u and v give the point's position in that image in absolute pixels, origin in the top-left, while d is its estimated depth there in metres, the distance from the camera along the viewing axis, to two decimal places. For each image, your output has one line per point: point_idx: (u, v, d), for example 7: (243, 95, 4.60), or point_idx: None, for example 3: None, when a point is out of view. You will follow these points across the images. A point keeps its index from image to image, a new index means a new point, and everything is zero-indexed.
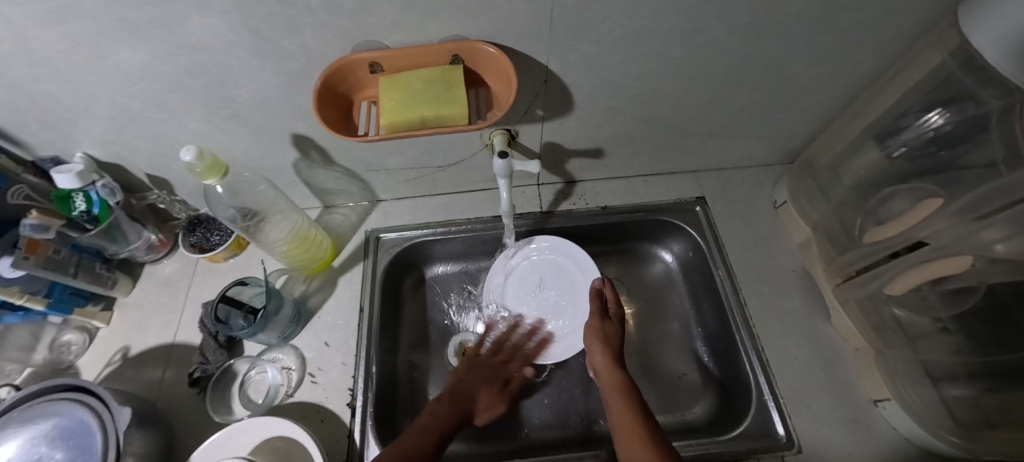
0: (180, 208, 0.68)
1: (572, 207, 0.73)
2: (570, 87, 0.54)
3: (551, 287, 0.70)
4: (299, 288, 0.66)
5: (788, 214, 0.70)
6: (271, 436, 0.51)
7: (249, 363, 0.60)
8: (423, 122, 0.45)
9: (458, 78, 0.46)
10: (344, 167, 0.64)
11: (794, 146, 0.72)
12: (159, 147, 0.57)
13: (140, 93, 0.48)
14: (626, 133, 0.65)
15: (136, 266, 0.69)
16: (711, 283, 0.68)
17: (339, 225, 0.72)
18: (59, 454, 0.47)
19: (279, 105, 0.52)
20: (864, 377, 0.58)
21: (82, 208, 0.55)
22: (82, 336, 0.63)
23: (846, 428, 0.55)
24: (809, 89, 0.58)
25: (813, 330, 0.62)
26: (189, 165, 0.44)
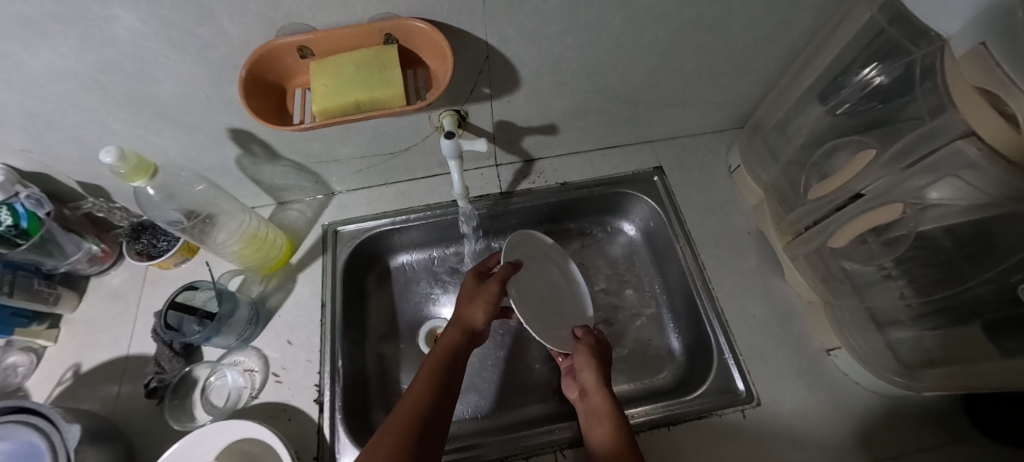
0: (121, 216, 0.64)
1: (531, 186, 0.72)
2: (514, 63, 0.53)
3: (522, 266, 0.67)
4: (256, 288, 0.64)
5: (742, 177, 0.71)
6: (239, 440, 0.51)
7: (209, 368, 0.58)
8: (359, 107, 0.44)
9: (392, 58, 0.44)
10: (291, 160, 0.62)
11: (744, 110, 0.73)
12: (86, 152, 0.54)
13: (52, 95, 0.45)
14: (578, 107, 0.64)
15: (81, 279, 0.66)
16: (671, 250, 0.69)
17: (294, 221, 0.70)
18: None
19: (209, 99, 0.49)
20: (815, 328, 0.60)
21: (9, 222, 0.52)
22: (29, 357, 0.60)
23: (800, 378, 0.58)
24: (751, 51, 0.58)
25: (768, 288, 0.64)
26: (112, 167, 0.41)
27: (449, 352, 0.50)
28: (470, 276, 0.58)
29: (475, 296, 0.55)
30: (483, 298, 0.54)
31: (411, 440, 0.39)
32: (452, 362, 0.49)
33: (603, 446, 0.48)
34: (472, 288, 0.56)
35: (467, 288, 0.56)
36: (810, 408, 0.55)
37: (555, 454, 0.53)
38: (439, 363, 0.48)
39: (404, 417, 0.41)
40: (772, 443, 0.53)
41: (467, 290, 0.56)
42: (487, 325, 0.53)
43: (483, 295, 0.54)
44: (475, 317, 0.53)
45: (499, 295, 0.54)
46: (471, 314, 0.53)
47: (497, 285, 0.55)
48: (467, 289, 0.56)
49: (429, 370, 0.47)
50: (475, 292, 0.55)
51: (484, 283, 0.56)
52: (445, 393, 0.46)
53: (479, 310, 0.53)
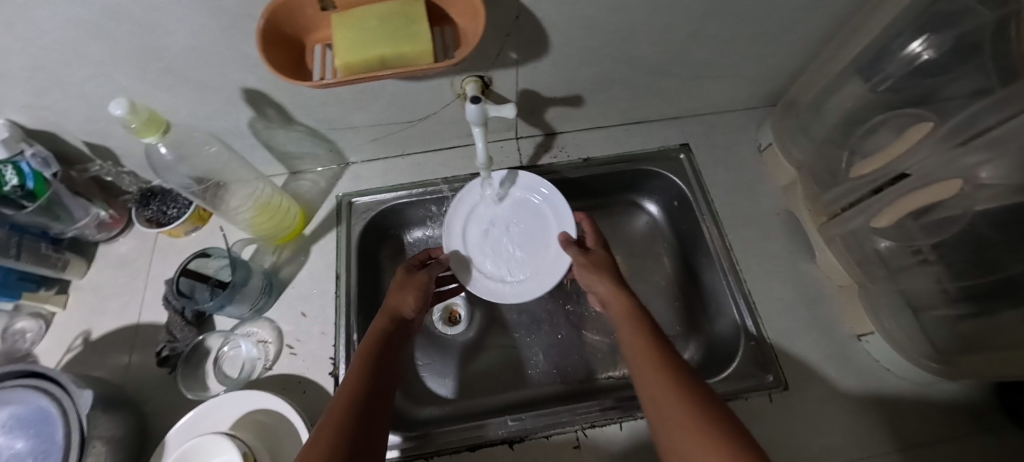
0: (129, 181, 0.63)
1: (552, 161, 0.70)
2: (545, 24, 0.49)
3: (522, 220, 0.64)
4: (269, 259, 0.62)
5: (773, 156, 0.68)
6: (254, 410, 0.50)
7: (221, 338, 0.57)
8: (383, 63, 0.41)
9: (419, 12, 0.41)
10: (305, 125, 0.59)
11: (778, 86, 0.70)
12: (93, 110, 0.51)
13: (54, 45, 0.42)
14: (607, 77, 0.61)
15: (88, 246, 0.64)
16: (696, 229, 0.67)
17: (307, 191, 0.67)
18: (19, 444, 0.44)
19: (221, 55, 0.46)
20: (846, 313, 0.58)
21: (15, 183, 0.50)
22: (37, 323, 0.58)
23: (828, 363, 0.56)
24: (796, 19, 0.55)
25: (798, 270, 0.62)
26: (122, 120, 0.39)
27: (382, 331, 0.47)
28: (404, 269, 0.56)
29: (405, 285, 0.54)
30: (411, 287, 0.53)
31: (358, 406, 0.36)
32: (388, 337, 0.47)
33: (642, 361, 0.39)
34: (400, 280, 0.54)
35: (401, 279, 0.55)
36: (838, 393, 0.54)
37: (576, 433, 0.52)
38: (377, 336, 0.46)
39: (348, 382, 0.39)
40: (799, 427, 0.52)
41: (401, 279, 0.54)
42: (414, 313, 0.52)
43: (407, 289, 0.53)
44: (403, 303, 0.51)
45: (426, 286, 0.54)
46: (399, 302, 0.51)
47: (425, 278, 0.55)
48: (399, 280, 0.54)
49: (370, 339, 0.45)
50: (403, 284, 0.54)
51: (415, 275, 0.55)
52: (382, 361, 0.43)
53: (405, 298, 0.52)
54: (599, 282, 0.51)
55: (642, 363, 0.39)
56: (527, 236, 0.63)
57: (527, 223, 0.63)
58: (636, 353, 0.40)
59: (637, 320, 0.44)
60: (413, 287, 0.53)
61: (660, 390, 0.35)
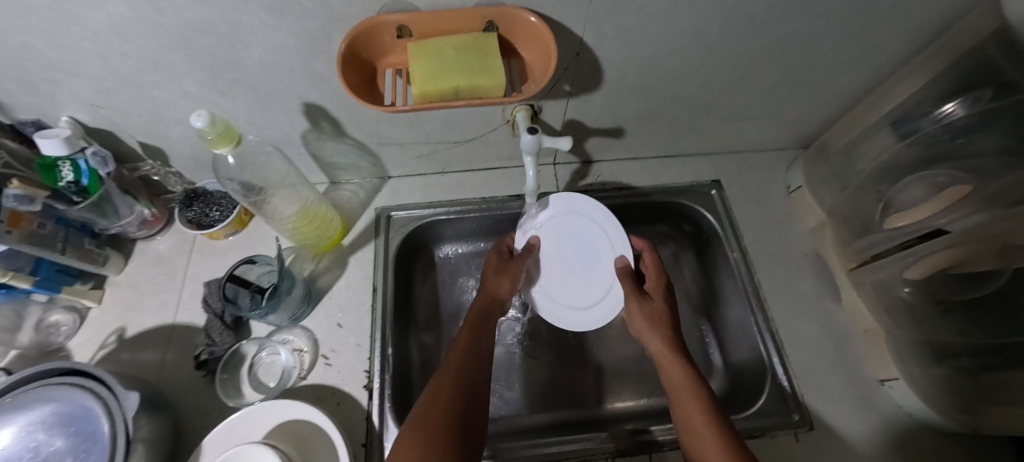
0: (175, 181, 0.64)
1: (589, 188, 0.72)
2: (602, 62, 0.52)
3: (576, 246, 0.63)
4: (307, 267, 0.63)
5: (802, 198, 0.71)
6: (288, 421, 0.50)
7: (257, 345, 0.57)
8: (457, 94, 0.42)
9: (492, 46, 0.43)
10: (356, 139, 0.60)
11: (808, 131, 0.72)
12: (156, 113, 0.52)
13: (136, 51, 0.43)
14: (650, 112, 0.63)
15: (127, 242, 0.64)
16: (725, 264, 0.69)
17: (347, 202, 0.69)
18: (60, 441, 0.44)
19: (292, 70, 0.47)
20: (870, 357, 0.60)
21: (70, 179, 0.50)
22: (72, 317, 0.58)
23: (854, 406, 0.57)
24: (837, 71, 0.58)
25: (824, 312, 0.64)
26: (200, 131, 0.40)
27: (480, 311, 0.53)
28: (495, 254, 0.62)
29: (505, 269, 0.59)
30: (507, 273, 0.59)
31: (462, 390, 0.41)
32: (487, 316, 0.53)
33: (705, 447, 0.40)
34: (495, 267, 0.59)
35: (496, 261, 0.61)
36: (862, 437, 0.55)
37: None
38: (474, 325, 0.50)
39: (454, 363, 0.44)
40: None
41: (496, 264, 0.60)
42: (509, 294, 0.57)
43: (502, 274, 0.59)
44: (502, 287, 0.57)
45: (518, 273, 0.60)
46: (496, 286, 0.57)
47: (518, 262, 0.60)
48: (495, 264, 0.60)
49: (474, 326, 0.50)
50: (499, 269, 0.59)
51: (509, 260, 0.61)
52: (479, 348, 0.47)
53: (495, 276, 0.58)
54: (651, 337, 0.54)
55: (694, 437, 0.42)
56: (582, 260, 0.63)
57: (580, 248, 0.63)
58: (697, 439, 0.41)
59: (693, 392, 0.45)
60: (506, 274, 0.59)
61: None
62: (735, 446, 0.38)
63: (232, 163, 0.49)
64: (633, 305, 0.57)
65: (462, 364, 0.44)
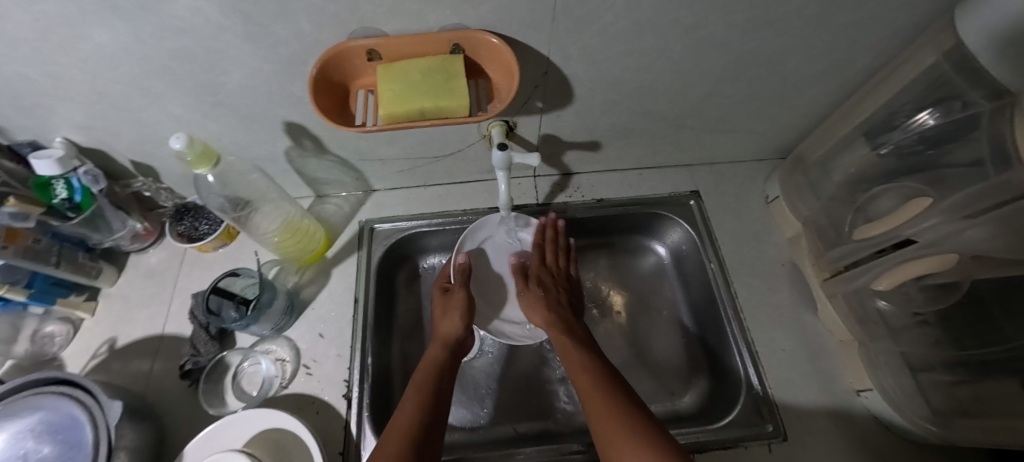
0: (167, 196, 0.66)
1: (568, 200, 0.73)
2: (571, 79, 0.53)
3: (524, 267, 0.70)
4: (292, 279, 0.65)
5: (780, 208, 0.71)
6: (267, 430, 0.51)
7: (241, 355, 0.59)
8: (423, 114, 0.44)
9: (458, 68, 0.45)
10: (337, 155, 0.62)
11: (786, 143, 0.73)
12: (145, 134, 0.54)
13: (122, 78, 0.46)
14: (625, 126, 0.64)
15: (120, 255, 0.67)
16: (703, 274, 0.69)
17: (332, 215, 0.71)
18: (47, 448, 0.46)
19: (271, 92, 0.50)
20: (846, 368, 0.60)
21: (64, 196, 0.53)
22: (66, 328, 0.61)
23: (829, 417, 0.57)
24: (806, 85, 0.58)
25: (801, 322, 0.64)
26: (179, 152, 0.42)
27: (437, 358, 0.56)
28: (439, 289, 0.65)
29: (456, 304, 0.61)
30: (454, 310, 0.61)
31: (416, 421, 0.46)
32: (443, 366, 0.55)
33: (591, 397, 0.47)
34: (441, 303, 0.63)
35: (439, 296, 0.64)
36: (836, 447, 0.55)
37: None
38: (430, 372, 0.53)
39: (407, 416, 0.47)
40: None
41: (443, 299, 0.63)
42: (464, 331, 0.60)
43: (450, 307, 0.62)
44: (452, 326, 0.60)
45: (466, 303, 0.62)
46: (445, 327, 0.60)
47: (461, 292, 0.62)
48: (441, 302, 0.63)
49: (435, 374, 0.53)
50: (446, 306, 0.62)
51: (451, 294, 0.63)
52: (439, 400, 0.50)
53: (447, 316, 0.61)
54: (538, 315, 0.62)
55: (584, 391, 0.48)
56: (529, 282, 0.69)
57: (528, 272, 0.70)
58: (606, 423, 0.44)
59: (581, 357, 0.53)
60: (455, 306, 0.62)
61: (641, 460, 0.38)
62: (626, 401, 0.45)
63: (212, 182, 0.51)
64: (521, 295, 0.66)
65: (423, 416, 0.47)
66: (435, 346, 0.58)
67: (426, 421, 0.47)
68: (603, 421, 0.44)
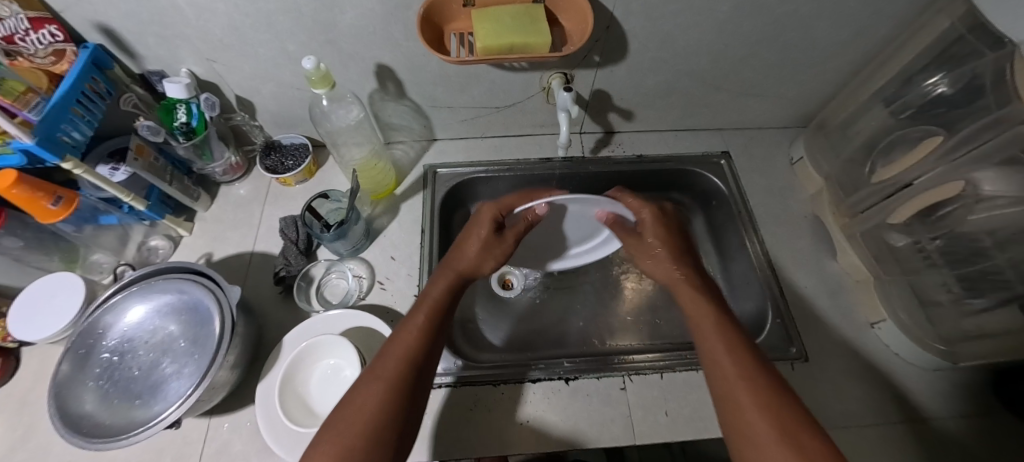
0: (258, 133, 0.75)
1: (610, 154, 0.81)
2: (628, 35, 0.61)
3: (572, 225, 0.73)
4: (366, 209, 0.73)
5: (803, 169, 0.78)
6: (355, 328, 0.58)
7: (325, 268, 0.67)
8: (511, 50, 0.52)
9: (541, 14, 0.53)
10: (413, 100, 0.71)
11: (810, 110, 0.81)
12: (255, 69, 0.63)
13: (254, 13, 0.54)
14: (668, 85, 0.72)
15: (213, 185, 0.75)
16: (733, 223, 0.76)
17: (400, 159, 0.79)
18: (173, 326, 0.53)
19: (373, 34, 0.58)
20: (862, 305, 0.67)
21: (184, 120, 0.61)
22: (169, 242, 0.69)
23: (845, 344, 0.64)
24: (832, 50, 0.66)
25: (820, 265, 0.71)
26: (307, 73, 0.50)
27: (443, 292, 0.53)
28: (484, 224, 0.57)
29: (489, 240, 0.57)
30: (493, 252, 0.57)
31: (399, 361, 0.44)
32: (445, 301, 0.52)
33: (727, 373, 0.42)
34: (485, 237, 0.57)
35: (486, 230, 0.57)
36: (852, 370, 0.62)
37: (623, 377, 0.61)
38: (436, 313, 0.50)
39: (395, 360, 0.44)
40: (816, 394, 0.60)
41: (488, 236, 0.57)
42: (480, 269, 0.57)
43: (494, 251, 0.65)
44: (473, 262, 0.56)
45: (505, 249, 0.58)
46: (464, 258, 0.56)
47: (509, 242, 0.59)
48: (483, 237, 0.57)
49: (433, 312, 0.50)
50: (488, 242, 0.57)
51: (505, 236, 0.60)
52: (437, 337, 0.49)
53: (473, 246, 0.57)
54: (670, 264, 0.58)
55: (724, 361, 0.43)
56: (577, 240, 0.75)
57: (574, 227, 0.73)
58: (712, 342, 0.46)
59: (726, 330, 0.46)
60: (492, 249, 0.57)
61: (741, 390, 0.40)
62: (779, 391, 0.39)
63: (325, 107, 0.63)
64: (476, 240, 0.57)
65: (422, 341, 0.47)
66: (444, 281, 0.54)
67: (420, 360, 0.46)
68: (741, 373, 0.41)
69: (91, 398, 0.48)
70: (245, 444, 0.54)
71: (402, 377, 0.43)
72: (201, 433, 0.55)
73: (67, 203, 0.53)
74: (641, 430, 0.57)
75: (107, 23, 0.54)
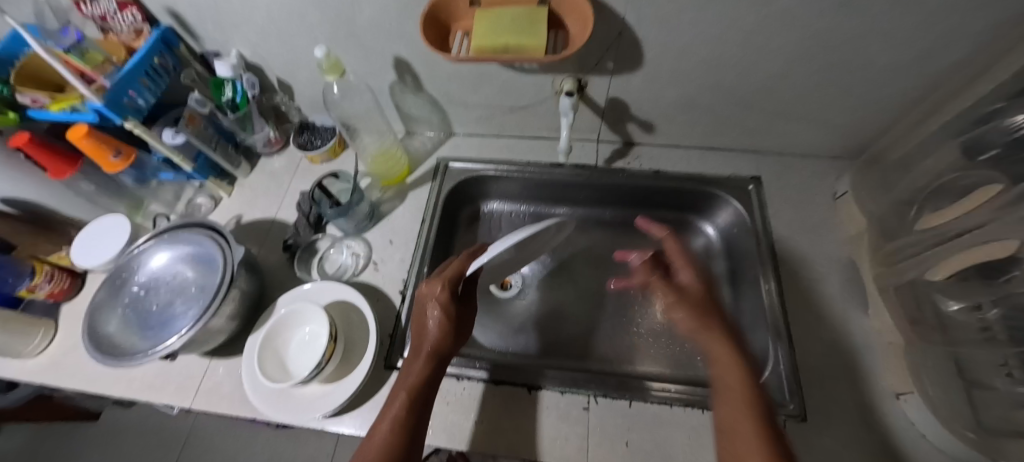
0: (295, 113, 0.83)
1: (625, 166, 0.77)
2: (643, 43, 0.58)
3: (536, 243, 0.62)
4: (376, 194, 0.77)
5: (847, 206, 0.69)
6: (341, 300, 0.63)
7: (330, 242, 0.72)
8: (506, 51, 0.52)
9: (542, 17, 0.52)
10: (430, 94, 0.74)
11: (865, 140, 0.71)
12: (292, 56, 0.69)
13: (289, 5, 0.59)
14: (691, 99, 0.67)
15: (254, 156, 0.84)
16: (751, 256, 0.69)
17: (416, 149, 0.83)
18: (189, 273, 0.61)
19: (390, 29, 0.61)
20: (889, 370, 0.57)
21: (230, 96, 0.70)
22: (210, 201, 0.78)
23: (860, 412, 0.55)
24: (891, 74, 0.57)
25: (846, 318, 0.62)
26: (318, 61, 0.55)
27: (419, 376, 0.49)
28: (439, 306, 0.53)
29: (455, 320, 0.54)
30: (458, 325, 0.54)
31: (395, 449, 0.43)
32: (430, 378, 0.50)
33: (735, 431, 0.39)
34: (445, 304, 0.53)
35: (442, 306, 0.53)
36: (865, 445, 0.53)
37: (588, 397, 0.58)
38: (418, 394, 0.48)
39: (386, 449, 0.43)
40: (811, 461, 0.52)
41: (453, 314, 0.53)
42: (454, 342, 0.53)
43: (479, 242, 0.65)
44: (444, 333, 0.52)
45: (465, 320, 0.55)
46: (432, 327, 0.53)
47: (467, 314, 0.56)
48: (442, 309, 0.53)
49: (411, 392, 0.48)
50: (451, 315, 0.53)
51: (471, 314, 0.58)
52: (421, 417, 0.47)
53: (434, 319, 0.53)
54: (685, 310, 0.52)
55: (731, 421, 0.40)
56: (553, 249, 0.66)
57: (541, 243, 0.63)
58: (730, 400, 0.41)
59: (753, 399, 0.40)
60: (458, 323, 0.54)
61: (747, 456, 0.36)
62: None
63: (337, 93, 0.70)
64: (434, 303, 0.53)
65: (413, 421, 0.46)
66: (414, 363, 0.51)
67: (404, 449, 0.44)
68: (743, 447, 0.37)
69: (114, 323, 0.57)
70: (232, 388, 0.60)
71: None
72: (201, 371, 0.62)
73: (125, 157, 0.65)
74: (596, 455, 0.54)
75: (174, 8, 0.63)
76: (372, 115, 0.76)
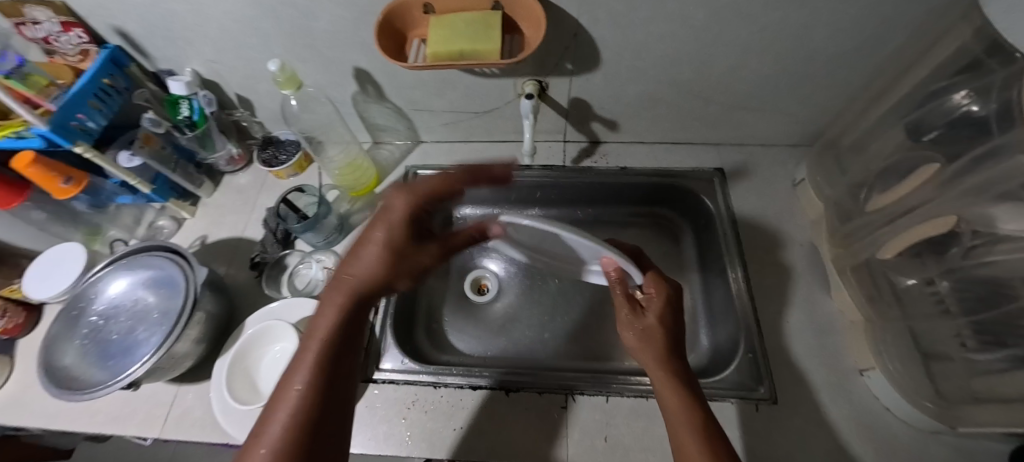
0: (258, 128, 0.81)
1: (593, 165, 0.79)
2: (598, 43, 0.59)
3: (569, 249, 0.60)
4: (345, 205, 0.76)
5: (805, 192, 0.71)
6: (310, 316, 0.62)
7: (299, 258, 0.71)
8: (461, 56, 0.52)
9: (496, 22, 0.53)
10: (394, 103, 0.74)
11: (818, 128, 0.73)
12: (249, 70, 0.68)
13: (241, 19, 0.58)
14: (650, 96, 0.69)
15: (218, 174, 0.82)
16: (718, 246, 0.71)
17: (384, 159, 0.82)
18: (151, 298, 0.59)
19: (347, 39, 0.61)
20: (852, 348, 0.59)
21: (186, 114, 0.68)
22: (173, 223, 0.76)
23: (828, 391, 0.57)
24: (835, 63, 0.60)
25: (810, 300, 0.64)
26: (273, 75, 0.54)
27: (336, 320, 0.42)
28: (388, 225, 0.43)
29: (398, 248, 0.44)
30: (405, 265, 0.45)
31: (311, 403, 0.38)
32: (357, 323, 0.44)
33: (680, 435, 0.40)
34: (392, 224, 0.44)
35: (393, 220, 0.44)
36: (834, 422, 0.54)
37: (566, 395, 0.58)
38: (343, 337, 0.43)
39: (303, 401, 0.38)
40: (785, 441, 0.53)
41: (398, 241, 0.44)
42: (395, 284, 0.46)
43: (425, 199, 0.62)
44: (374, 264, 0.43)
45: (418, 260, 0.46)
46: (364, 257, 0.44)
47: (425, 252, 0.47)
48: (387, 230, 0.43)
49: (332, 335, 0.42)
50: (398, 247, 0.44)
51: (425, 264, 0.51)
52: (338, 362, 0.42)
53: (374, 239, 0.43)
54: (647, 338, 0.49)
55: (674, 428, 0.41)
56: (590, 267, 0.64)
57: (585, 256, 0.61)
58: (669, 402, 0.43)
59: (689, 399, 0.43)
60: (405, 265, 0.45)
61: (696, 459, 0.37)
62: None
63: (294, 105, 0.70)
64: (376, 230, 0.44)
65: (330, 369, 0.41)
66: (333, 302, 0.43)
67: (320, 408, 0.39)
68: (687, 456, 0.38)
69: (72, 354, 0.55)
70: (202, 413, 0.58)
71: (298, 433, 0.37)
72: (169, 398, 0.60)
73: (76, 183, 0.63)
74: (575, 453, 0.54)
75: (122, 26, 0.61)
76: (334, 127, 0.75)
